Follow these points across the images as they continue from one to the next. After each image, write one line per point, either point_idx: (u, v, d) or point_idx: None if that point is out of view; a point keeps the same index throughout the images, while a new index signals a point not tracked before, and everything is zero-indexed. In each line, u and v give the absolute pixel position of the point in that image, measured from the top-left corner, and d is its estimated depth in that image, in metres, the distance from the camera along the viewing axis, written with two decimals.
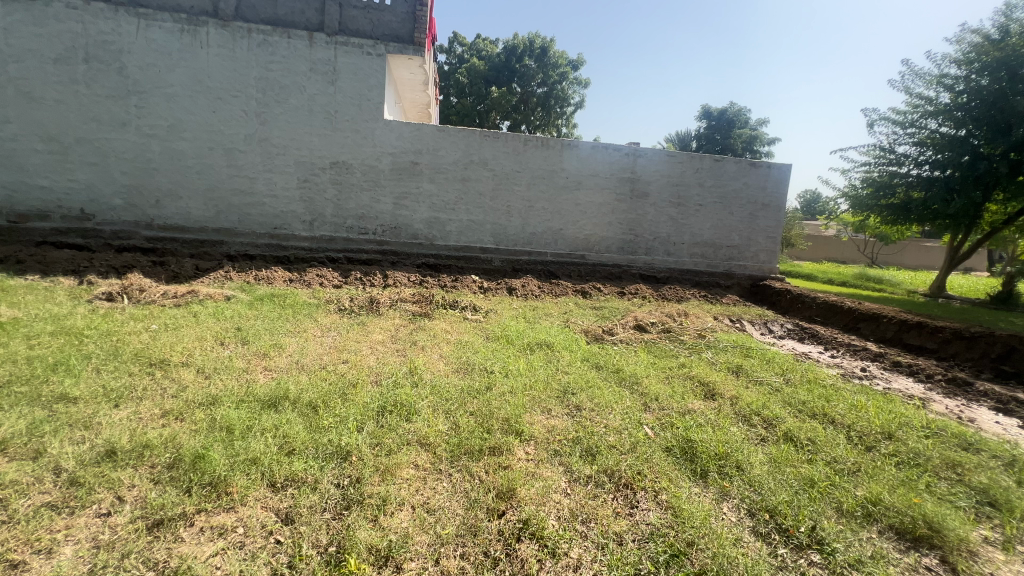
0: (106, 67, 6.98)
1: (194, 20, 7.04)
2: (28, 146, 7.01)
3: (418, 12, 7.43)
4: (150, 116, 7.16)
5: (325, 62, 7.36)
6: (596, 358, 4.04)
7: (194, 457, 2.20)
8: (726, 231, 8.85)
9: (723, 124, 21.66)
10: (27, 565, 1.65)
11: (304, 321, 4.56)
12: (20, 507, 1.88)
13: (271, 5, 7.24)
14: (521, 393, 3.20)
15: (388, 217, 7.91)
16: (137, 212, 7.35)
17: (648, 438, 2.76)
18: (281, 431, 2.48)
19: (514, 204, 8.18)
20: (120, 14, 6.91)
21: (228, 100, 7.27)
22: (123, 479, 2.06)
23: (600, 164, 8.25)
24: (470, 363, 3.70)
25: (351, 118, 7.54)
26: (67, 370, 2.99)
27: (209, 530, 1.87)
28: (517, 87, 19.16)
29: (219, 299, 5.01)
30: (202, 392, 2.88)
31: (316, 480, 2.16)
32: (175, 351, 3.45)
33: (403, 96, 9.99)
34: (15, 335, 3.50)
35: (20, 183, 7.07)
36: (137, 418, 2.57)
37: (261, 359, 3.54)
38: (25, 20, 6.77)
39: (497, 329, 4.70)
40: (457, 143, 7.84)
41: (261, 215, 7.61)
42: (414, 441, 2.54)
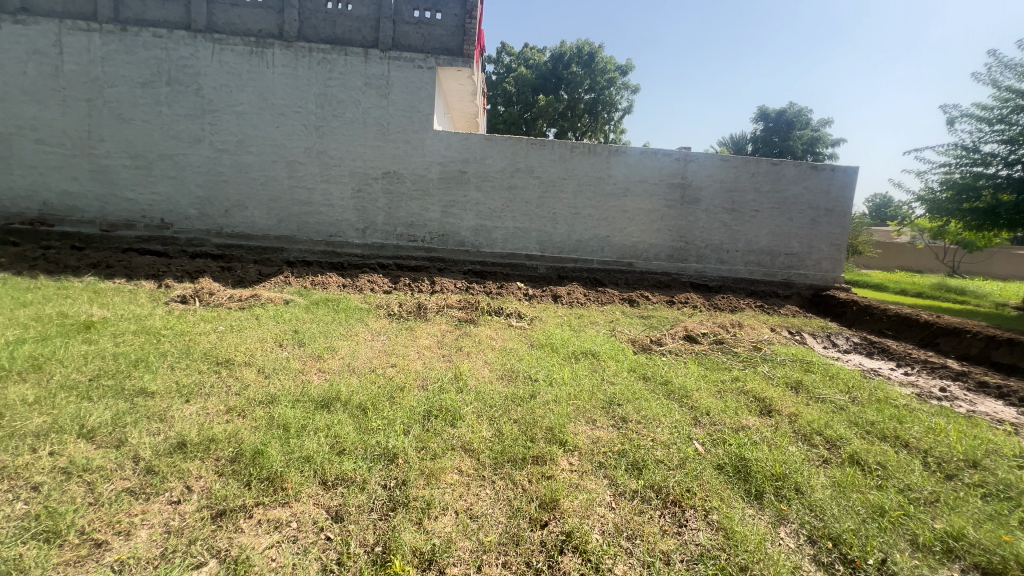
0: (186, 89, 7.63)
1: (262, 43, 7.57)
2: (118, 162, 7.76)
3: (467, 25, 7.60)
4: (222, 132, 7.74)
5: (379, 77, 7.68)
6: (642, 369, 3.93)
7: (253, 452, 2.34)
8: (784, 238, 8.40)
9: (782, 125, 20.67)
10: (108, 545, 1.80)
11: (356, 325, 4.74)
12: (105, 491, 2.06)
13: (330, 25, 7.65)
14: (565, 402, 3.16)
15: (437, 225, 8.11)
16: (208, 221, 7.95)
17: (698, 454, 2.65)
18: (332, 431, 2.59)
19: (560, 210, 8.15)
20: (197, 40, 7.53)
21: (291, 115, 7.73)
22: (191, 470, 2.22)
23: (649, 170, 8.07)
24: (514, 371, 3.71)
25: (403, 129, 7.81)
26: (147, 367, 3.26)
27: (266, 523, 1.96)
28: (564, 94, 19.15)
29: (278, 303, 5.31)
30: (261, 391, 3.05)
31: (365, 481, 2.23)
32: (239, 351, 3.69)
33: (453, 107, 10.25)
34: (103, 333, 3.87)
35: (112, 195, 7.82)
36: (204, 413, 2.75)
37: (316, 360, 3.72)
38: (118, 49, 7.52)
39: (542, 336, 4.68)
40: (504, 152, 7.93)
41: (317, 224, 8.02)
42: (458, 446, 2.57)
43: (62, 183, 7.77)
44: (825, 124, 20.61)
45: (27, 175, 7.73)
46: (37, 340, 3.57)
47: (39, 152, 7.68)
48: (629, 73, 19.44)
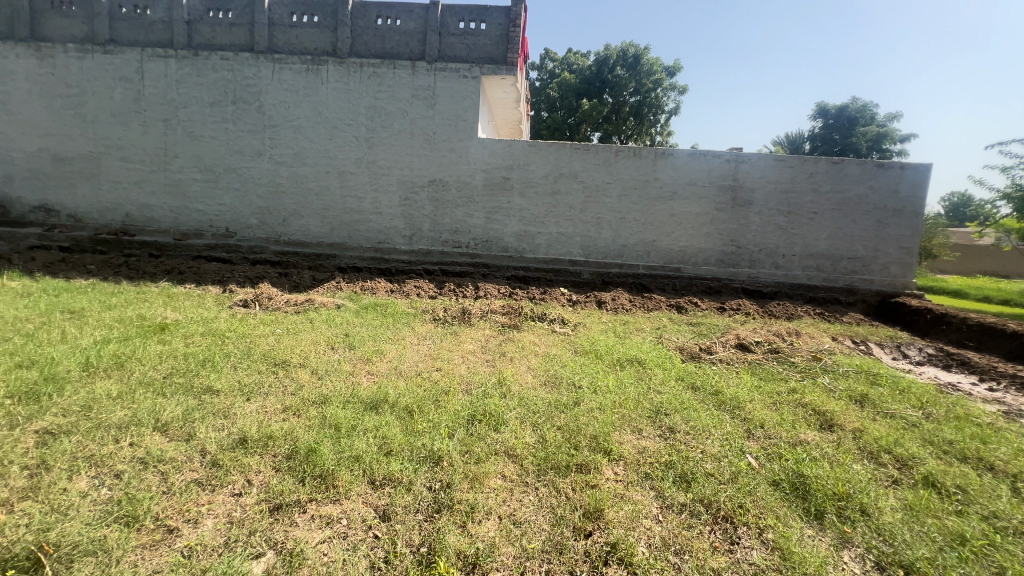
0: (249, 107, 8.17)
1: (317, 60, 7.99)
2: (190, 176, 8.39)
3: (511, 33, 7.69)
4: (280, 146, 8.22)
5: (426, 88, 7.91)
6: (691, 378, 3.80)
7: (307, 450, 2.45)
8: (846, 241, 7.89)
9: (843, 122, 19.52)
10: (179, 531, 1.94)
11: (403, 329, 4.88)
12: (177, 480, 2.22)
13: (380, 40, 7.96)
14: (610, 410, 3.11)
15: (481, 231, 8.22)
16: (268, 230, 8.44)
17: (752, 469, 2.52)
18: (381, 432, 2.67)
19: (604, 215, 8.05)
20: (259, 61, 8.04)
21: (343, 128, 8.10)
22: (252, 465, 2.35)
23: (698, 172, 7.82)
24: (558, 377, 3.68)
25: (448, 138, 7.99)
26: (213, 366, 3.50)
27: (318, 518, 2.05)
28: (609, 98, 18.90)
29: (331, 307, 5.55)
30: (315, 391, 3.20)
31: (411, 482, 2.28)
32: (295, 353, 3.88)
33: (497, 114, 10.37)
34: (175, 334, 4.19)
35: (184, 207, 8.48)
36: (263, 411, 2.92)
37: (365, 363, 3.85)
38: (191, 72, 8.16)
39: (586, 343, 4.63)
40: (547, 157, 7.94)
41: (367, 231, 8.33)
42: (501, 451, 2.58)
43: (142, 197, 8.51)
44: (893, 119, 19.20)
45: (113, 191, 8.51)
46: (120, 340, 3.92)
47: (122, 169, 8.45)
48: (677, 74, 18.88)
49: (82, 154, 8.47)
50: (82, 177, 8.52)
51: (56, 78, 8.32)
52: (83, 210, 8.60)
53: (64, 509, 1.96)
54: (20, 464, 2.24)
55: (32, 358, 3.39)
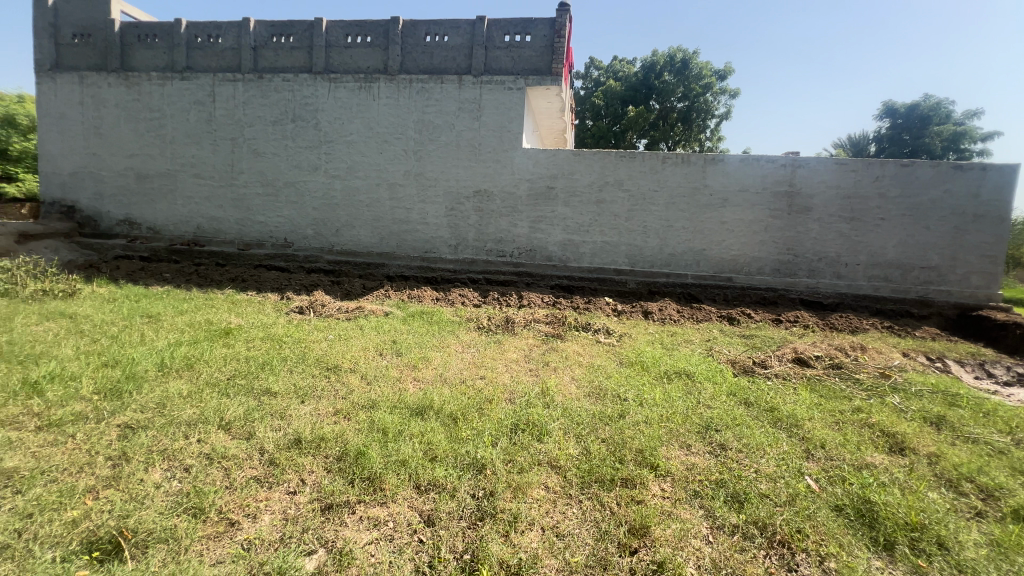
0: (307, 124, 8.66)
1: (369, 78, 8.37)
2: (253, 190, 8.98)
3: (556, 44, 7.74)
4: (335, 160, 8.64)
5: (472, 101, 8.10)
6: (744, 393, 3.63)
7: (356, 453, 2.54)
8: (918, 249, 7.32)
9: (913, 121, 18.21)
10: (239, 525, 2.06)
11: (448, 337, 4.97)
12: (238, 476, 2.36)
13: (428, 57, 8.24)
14: (656, 424, 3.02)
15: (525, 240, 8.27)
16: (322, 240, 8.87)
17: (811, 492, 2.37)
18: (426, 438, 2.72)
19: (651, 223, 7.89)
20: (317, 81, 8.53)
21: (393, 142, 8.42)
22: (306, 465, 2.46)
23: (751, 178, 7.51)
24: (602, 389, 3.61)
25: (493, 149, 8.13)
26: (271, 369, 3.71)
27: (366, 520, 2.11)
28: (655, 104, 18.59)
29: (379, 315, 5.74)
30: (364, 396, 3.31)
31: (455, 488, 2.31)
32: (346, 359, 4.04)
33: (541, 124, 10.44)
34: (238, 339, 4.46)
35: (248, 219, 9.07)
36: (317, 413, 3.06)
37: (412, 369, 3.95)
38: (256, 94, 8.77)
39: (631, 354, 4.53)
40: (592, 166, 7.89)
41: (414, 241, 8.58)
42: (545, 462, 2.57)
43: (211, 210, 9.18)
44: (972, 116, 17.70)
45: (187, 205, 9.24)
46: (190, 343, 4.23)
47: (195, 185, 9.16)
48: (728, 77, 18.28)
49: (161, 172, 9.26)
50: (160, 193, 9.31)
51: (141, 103, 9.17)
52: (161, 223, 9.38)
53: (141, 498, 2.14)
54: (105, 455, 2.46)
55: (115, 358, 3.72)
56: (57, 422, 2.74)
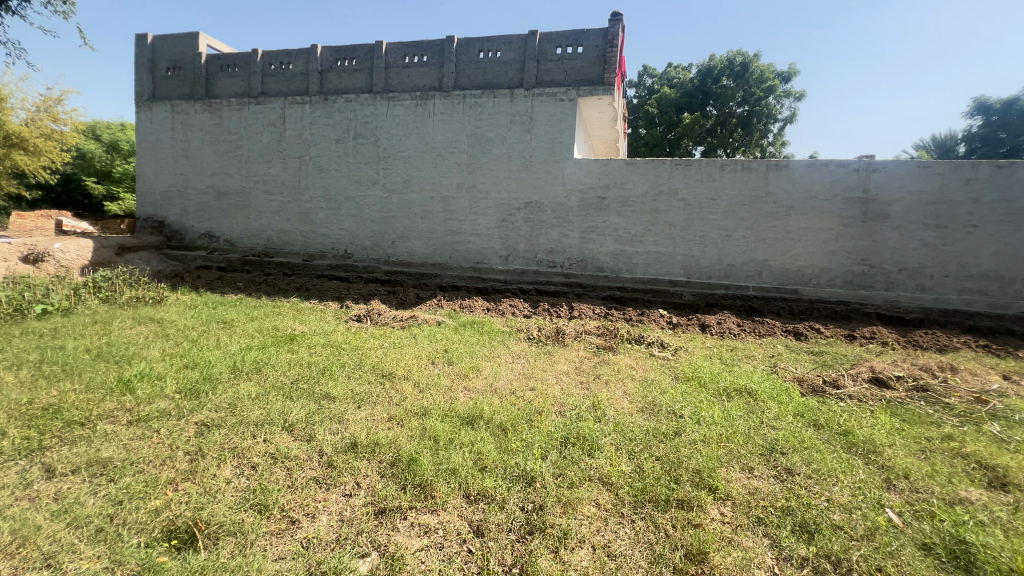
0: (367, 142, 9.11)
1: (425, 96, 8.69)
2: (318, 205, 9.53)
3: (608, 53, 7.70)
4: (392, 175, 9.02)
5: (524, 113, 8.21)
6: (813, 413, 3.37)
7: (408, 459, 2.59)
8: (1020, 259, 6.54)
9: (1010, 118, 16.49)
10: (299, 523, 2.15)
11: (498, 347, 5.00)
12: (299, 477, 2.47)
13: (482, 72, 8.44)
14: (715, 443, 2.86)
15: (576, 250, 8.21)
16: (379, 251, 9.24)
17: (894, 527, 2.14)
18: (476, 447, 2.74)
19: (708, 233, 7.60)
20: (377, 100, 8.98)
21: (447, 156, 8.67)
22: (360, 469, 2.55)
23: (819, 184, 7.06)
24: (656, 404, 3.49)
25: (544, 160, 8.17)
26: (331, 375, 3.88)
27: (417, 526, 2.15)
28: (713, 109, 18.02)
29: (432, 324, 5.87)
30: (417, 403, 3.39)
31: (504, 500, 2.30)
32: (400, 366, 4.16)
33: (593, 134, 10.39)
34: (301, 344, 4.72)
35: (312, 232, 9.62)
36: (372, 419, 3.16)
37: (463, 378, 4.00)
38: (322, 115, 9.35)
39: (687, 369, 4.35)
40: (646, 175, 7.74)
41: (466, 252, 8.75)
42: (596, 478, 2.50)
43: (280, 224, 9.82)
44: None
45: (259, 219, 9.95)
46: (259, 347, 4.53)
47: (266, 201, 9.87)
48: (793, 79, 17.37)
49: (238, 189, 10.06)
50: (236, 208, 10.10)
51: (221, 127, 10.04)
52: (236, 236, 10.14)
53: (212, 492, 2.29)
54: (184, 449, 2.66)
55: (196, 360, 4.05)
56: (145, 416, 3.02)
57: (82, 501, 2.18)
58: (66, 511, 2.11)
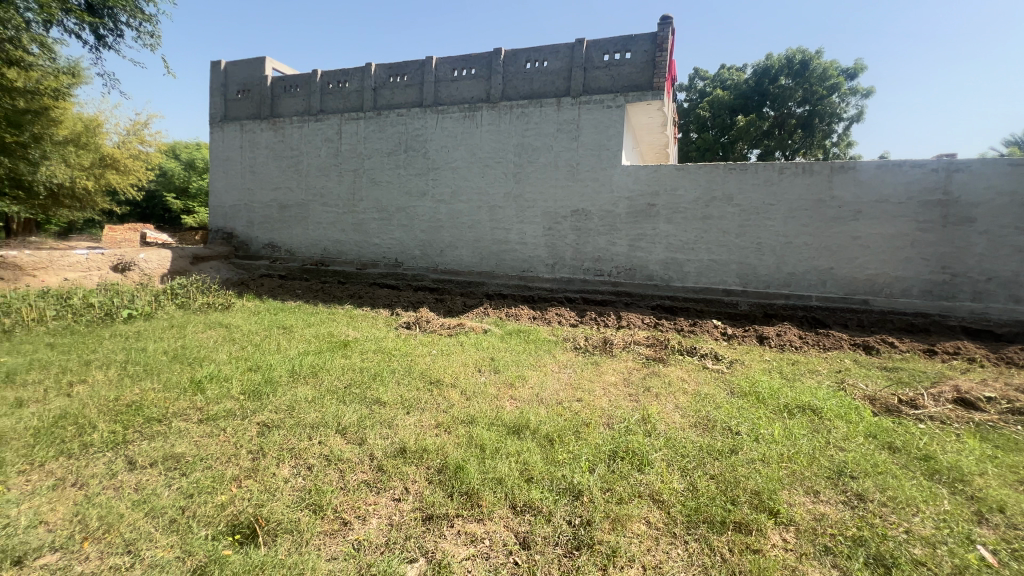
0: (417, 154, 9.41)
1: (473, 108, 8.88)
2: (371, 216, 9.92)
3: (657, 58, 7.56)
4: (441, 186, 9.25)
5: (570, 122, 8.19)
6: (887, 435, 3.10)
7: (455, 467, 2.61)
8: None
9: None
10: (351, 525, 2.21)
11: (544, 356, 4.97)
12: (351, 479, 2.55)
13: (529, 82, 8.52)
14: (775, 464, 2.69)
15: (624, 258, 8.05)
16: (428, 260, 9.46)
17: (987, 567, 1.92)
18: (523, 457, 2.72)
19: (765, 240, 7.24)
20: (427, 113, 9.26)
21: (494, 166, 8.79)
22: (409, 474, 2.59)
23: (891, 186, 6.56)
24: (710, 420, 3.33)
25: (591, 167, 8.11)
26: (381, 380, 3.99)
27: (464, 535, 2.15)
28: (770, 111, 17.23)
29: (479, 332, 5.93)
30: (464, 411, 3.42)
31: (550, 513, 2.27)
32: (447, 374, 4.22)
33: (642, 140, 10.19)
34: (354, 350, 4.91)
35: (365, 242, 10.01)
36: (420, 424, 3.22)
37: (509, 387, 4.00)
38: (375, 129, 9.75)
39: (744, 383, 4.13)
40: (697, 181, 7.50)
41: (513, 260, 8.79)
42: (646, 494, 2.42)
43: (335, 234, 10.30)
44: None
45: (317, 230, 10.48)
46: (315, 352, 4.74)
47: (323, 212, 10.39)
48: (859, 75, 16.32)
49: (298, 202, 10.65)
50: (296, 219, 10.69)
51: (284, 144, 10.70)
52: (295, 245, 10.72)
53: (272, 490, 2.40)
54: (247, 448, 2.82)
55: (258, 363, 4.30)
56: (213, 415, 3.23)
57: (158, 493, 2.35)
58: (145, 501, 2.28)
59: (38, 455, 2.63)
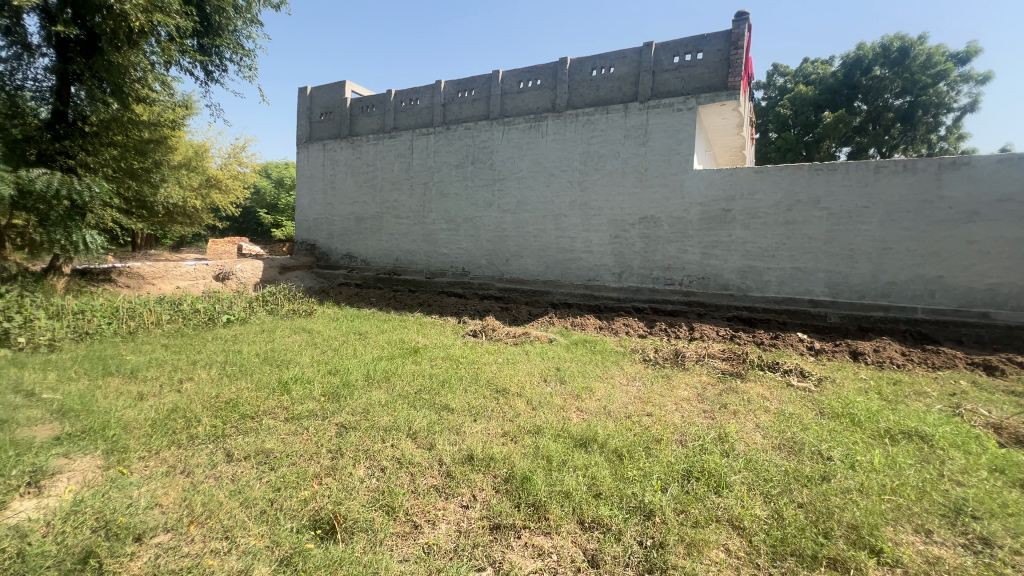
0: (484, 166, 9.64)
1: (539, 118, 8.96)
2: (440, 227, 10.28)
3: (732, 56, 7.20)
4: (507, 196, 9.39)
5: (638, 127, 8.02)
6: (1019, 471, 2.67)
7: (522, 477, 2.61)
8: None
9: None
10: (422, 528, 2.27)
11: (612, 367, 4.85)
12: (421, 483, 2.63)
13: (595, 90, 8.45)
14: (876, 496, 2.41)
15: (696, 267, 7.69)
16: (494, 269, 9.61)
17: None
18: (590, 472, 2.66)
19: (859, 245, 6.59)
20: (493, 126, 9.47)
21: (559, 175, 8.79)
22: (477, 482, 2.62)
23: (1016, 183, 5.73)
24: (796, 442, 3.06)
25: (661, 173, 7.86)
26: (449, 387, 4.09)
27: (531, 547, 2.13)
28: (862, 104, 15.81)
29: (544, 341, 5.91)
30: (530, 421, 3.41)
31: (620, 531, 2.19)
32: (513, 383, 4.23)
33: (715, 142, 9.73)
34: (424, 357, 5.08)
35: (434, 252, 10.38)
36: (488, 433, 3.26)
37: (575, 399, 3.93)
38: (444, 143, 10.13)
39: (836, 403, 3.76)
40: (778, 184, 7.02)
41: (578, 269, 8.70)
42: (724, 520, 2.26)
43: (407, 245, 10.78)
44: None
45: (390, 241, 11.04)
46: (388, 358, 4.97)
47: (396, 224, 10.93)
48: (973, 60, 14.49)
49: (373, 215, 11.30)
50: (372, 231, 11.33)
51: (361, 160, 11.41)
52: (370, 256, 11.35)
53: (349, 489, 2.53)
54: (327, 447, 3.00)
55: (337, 367, 4.58)
56: (298, 415, 3.47)
57: (251, 485, 2.56)
58: (240, 491, 2.50)
59: (155, 442, 2.98)
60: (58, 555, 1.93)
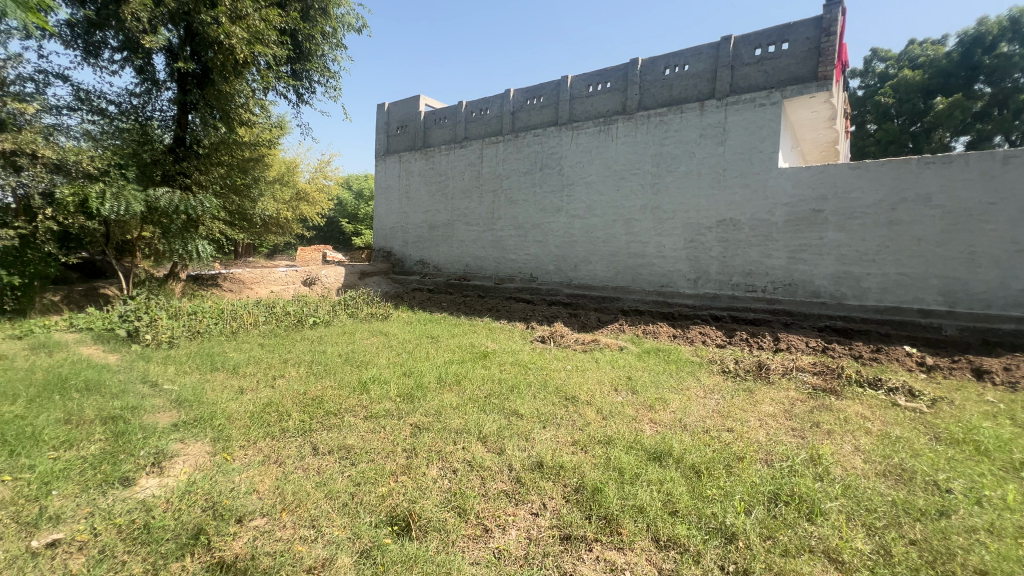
0: (552, 171, 9.65)
1: (608, 121, 8.82)
2: (508, 233, 10.42)
3: (822, 44, 6.65)
4: (575, 201, 9.33)
5: (715, 125, 7.63)
6: None
7: (594, 488, 2.55)
8: None
9: None
10: (492, 532, 2.29)
11: (687, 378, 4.62)
12: (491, 487, 2.66)
13: (667, 89, 8.16)
14: (1010, 538, 2.08)
15: (782, 272, 7.15)
16: (563, 275, 9.57)
17: None
18: (665, 487, 2.54)
19: (982, 247, 5.77)
20: (562, 131, 9.46)
21: (630, 178, 8.59)
22: (547, 490, 2.60)
23: None
24: (905, 469, 2.73)
25: (741, 172, 7.41)
26: (518, 393, 4.11)
27: (603, 562, 2.07)
28: (983, 87, 13.89)
29: (614, 349, 5.77)
30: (601, 431, 3.34)
31: (699, 553, 2.07)
32: (582, 391, 4.16)
33: (804, 138, 9.00)
34: (493, 362, 5.15)
35: (503, 258, 10.55)
36: (557, 441, 3.23)
37: (648, 410, 3.79)
38: (513, 151, 10.28)
39: (954, 428, 3.30)
40: (879, 180, 6.35)
41: (650, 274, 8.41)
42: (819, 550, 2.06)
43: (477, 251, 11.04)
44: None
45: (460, 248, 11.38)
46: (458, 362, 5.09)
47: (466, 231, 11.25)
48: None
49: (445, 222, 11.72)
50: (443, 238, 11.74)
51: (434, 170, 11.89)
52: (442, 262, 11.75)
53: (422, 489, 2.62)
54: (403, 446, 3.14)
55: (411, 369, 4.77)
56: (376, 414, 3.66)
57: (334, 478, 2.73)
58: (324, 483, 2.67)
59: (254, 433, 3.28)
60: (176, 529, 2.17)
